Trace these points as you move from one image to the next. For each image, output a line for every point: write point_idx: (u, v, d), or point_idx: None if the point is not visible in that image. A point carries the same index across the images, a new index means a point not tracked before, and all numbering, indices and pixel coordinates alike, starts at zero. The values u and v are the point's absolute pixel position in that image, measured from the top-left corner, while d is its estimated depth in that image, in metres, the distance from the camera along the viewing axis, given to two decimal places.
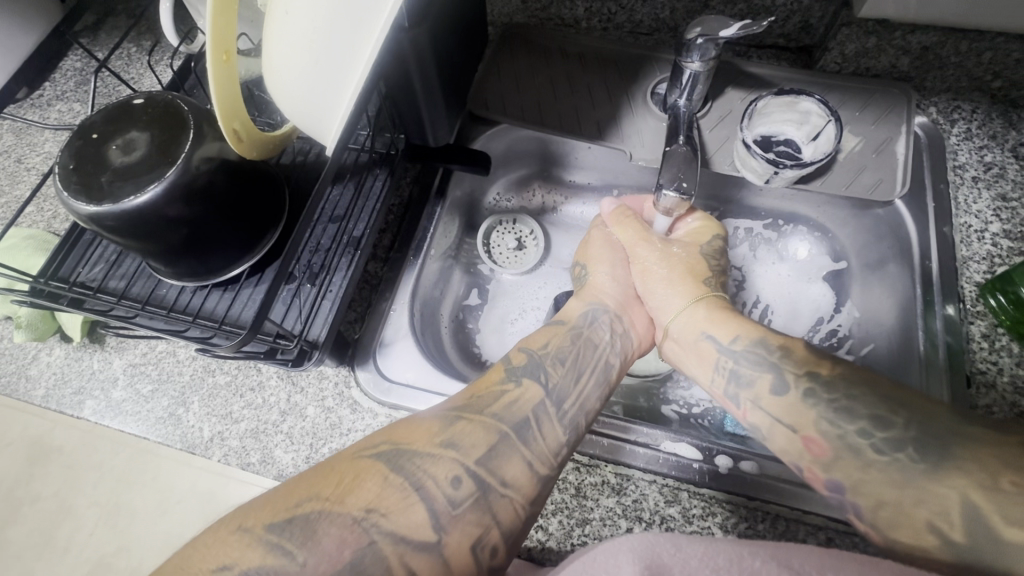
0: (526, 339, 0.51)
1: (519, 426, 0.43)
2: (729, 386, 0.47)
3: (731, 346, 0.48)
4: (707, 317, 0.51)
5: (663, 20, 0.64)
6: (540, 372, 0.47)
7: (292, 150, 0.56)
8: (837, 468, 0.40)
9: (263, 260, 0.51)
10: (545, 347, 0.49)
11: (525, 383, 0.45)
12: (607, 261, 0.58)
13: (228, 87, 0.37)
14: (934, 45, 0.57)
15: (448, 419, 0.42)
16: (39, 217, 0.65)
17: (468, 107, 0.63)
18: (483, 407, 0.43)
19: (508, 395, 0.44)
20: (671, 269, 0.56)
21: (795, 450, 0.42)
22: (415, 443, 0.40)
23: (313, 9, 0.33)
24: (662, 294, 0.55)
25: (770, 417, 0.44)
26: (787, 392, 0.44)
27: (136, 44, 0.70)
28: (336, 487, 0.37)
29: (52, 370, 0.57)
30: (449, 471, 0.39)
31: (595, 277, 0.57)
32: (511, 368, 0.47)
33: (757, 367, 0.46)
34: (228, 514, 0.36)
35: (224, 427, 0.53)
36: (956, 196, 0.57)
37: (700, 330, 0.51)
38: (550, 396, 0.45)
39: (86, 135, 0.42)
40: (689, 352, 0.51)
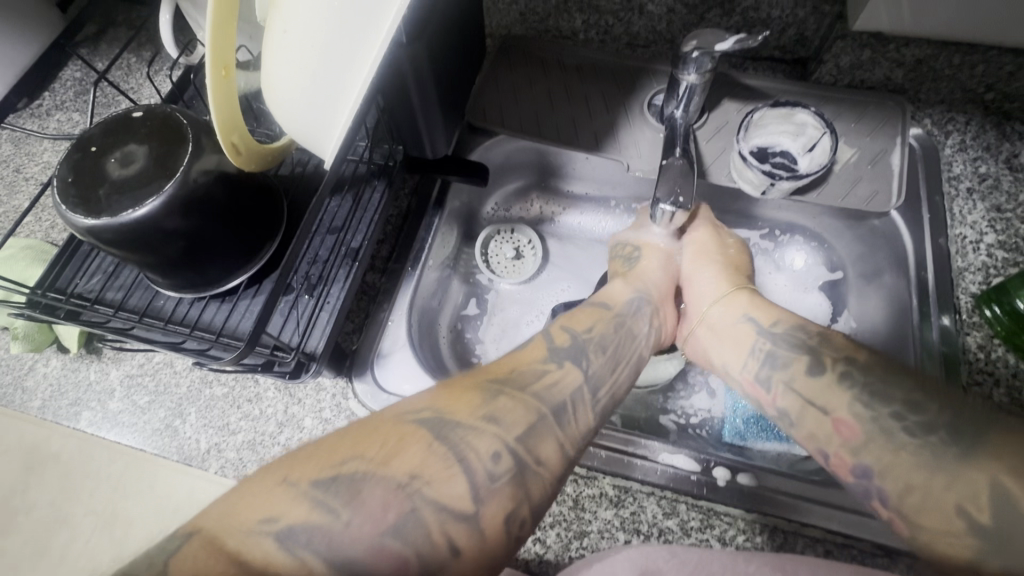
0: (570, 318, 0.50)
1: (558, 408, 0.41)
2: (763, 369, 0.49)
3: (771, 328, 0.50)
4: (748, 305, 0.54)
5: (660, 32, 0.64)
6: (582, 357, 0.46)
7: (290, 161, 0.56)
8: (865, 452, 0.40)
9: (261, 271, 0.51)
10: (589, 330, 0.49)
11: (565, 365, 0.44)
12: (654, 250, 0.61)
13: (228, 101, 0.37)
14: (928, 58, 0.57)
15: (488, 392, 0.40)
16: (38, 226, 0.65)
17: (467, 118, 0.63)
18: (524, 385, 0.41)
19: (548, 376, 0.43)
20: (717, 264, 0.59)
21: (824, 434, 0.43)
22: (459, 414, 0.37)
23: (312, 26, 0.33)
24: (707, 283, 0.58)
25: (802, 399, 0.45)
26: (823, 372, 0.45)
27: (136, 55, 0.71)
28: (378, 450, 0.34)
29: (49, 381, 0.57)
30: (490, 446, 0.36)
31: (640, 263, 0.60)
32: (554, 347, 0.46)
33: (793, 350, 0.48)
34: (264, 468, 0.33)
35: (222, 438, 0.53)
36: (951, 207, 0.58)
37: (741, 313, 0.53)
38: (587, 382, 0.44)
39: (85, 147, 0.43)
40: (725, 337, 0.53)
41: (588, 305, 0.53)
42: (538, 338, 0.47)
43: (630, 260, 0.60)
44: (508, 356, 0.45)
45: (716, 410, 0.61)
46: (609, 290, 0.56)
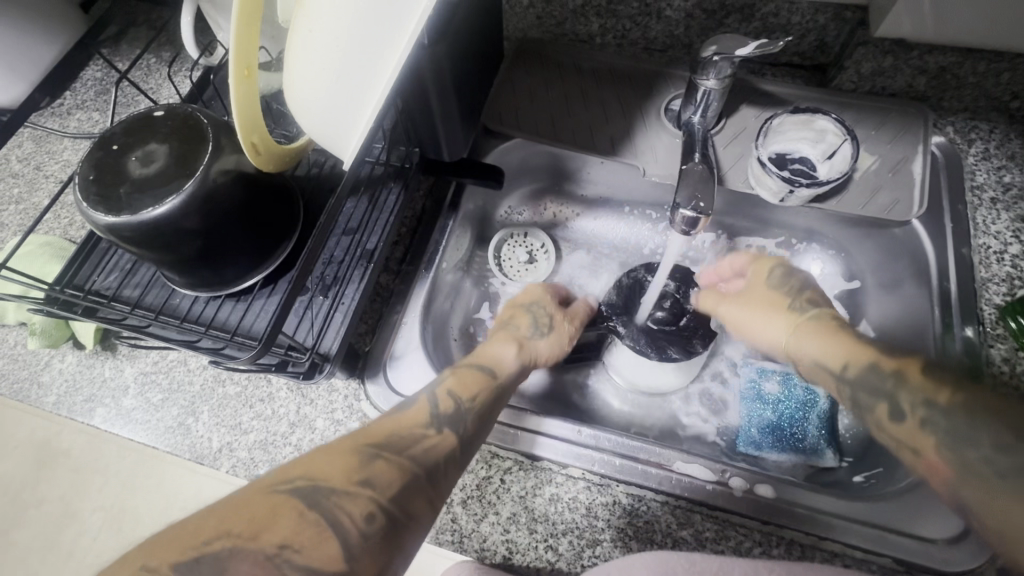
0: (459, 379, 0.48)
1: (431, 470, 0.41)
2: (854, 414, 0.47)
3: (844, 372, 0.47)
4: (814, 345, 0.51)
5: (678, 37, 0.64)
6: (464, 423, 0.44)
7: (307, 162, 0.56)
8: (967, 487, 0.37)
9: (276, 271, 0.51)
10: (475, 398, 0.47)
11: (444, 432, 0.43)
12: (554, 338, 0.57)
13: (250, 103, 0.37)
14: (951, 65, 0.57)
15: (366, 455, 0.39)
16: (56, 224, 0.66)
17: (483, 121, 0.63)
18: (399, 449, 0.41)
19: (426, 442, 0.42)
20: (750, 312, 0.56)
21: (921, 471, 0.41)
22: (333, 478, 0.37)
23: (337, 25, 0.33)
24: (762, 336, 0.56)
25: (895, 441, 0.43)
26: (905, 418, 0.42)
27: (156, 56, 0.72)
28: (248, 523, 0.33)
29: (64, 377, 0.57)
30: (364, 509, 0.36)
31: (538, 338, 0.56)
32: (436, 413, 0.44)
33: (873, 394, 0.45)
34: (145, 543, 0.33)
35: (233, 438, 0.53)
36: (974, 216, 0.57)
37: (811, 355, 0.51)
38: (462, 449, 0.44)
39: (107, 145, 0.43)
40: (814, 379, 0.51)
41: (476, 367, 0.50)
42: (423, 397, 0.45)
43: (534, 328, 0.56)
44: (389, 417, 0.44)
45: (729, 419, 0.60)
46: (499, 356, 0.52)
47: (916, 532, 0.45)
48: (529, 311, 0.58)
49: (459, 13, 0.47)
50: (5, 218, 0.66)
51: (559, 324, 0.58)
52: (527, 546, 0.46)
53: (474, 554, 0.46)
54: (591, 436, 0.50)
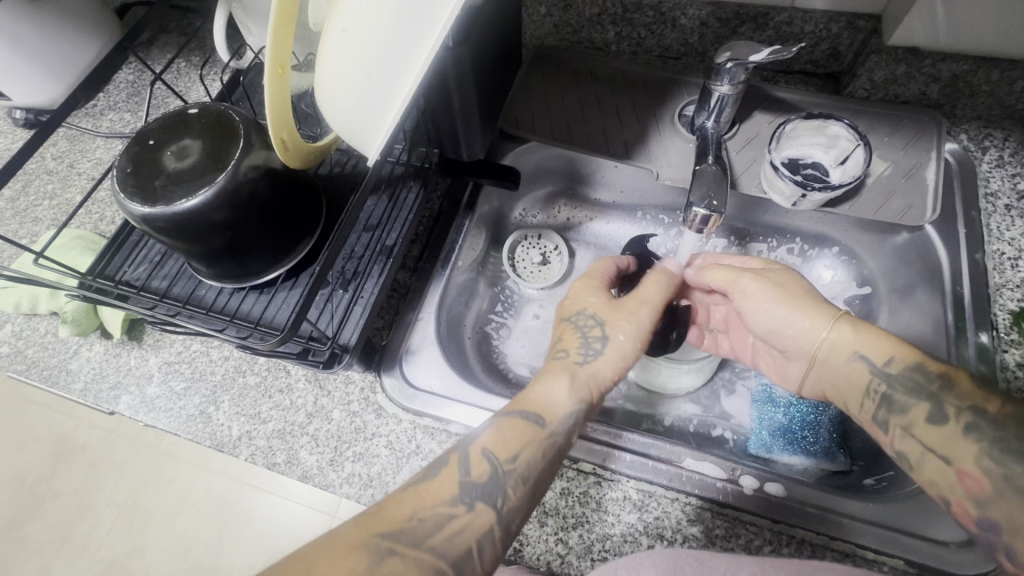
0: (496, 437, 0.43)
1: (458, 559, 0.38)
2: (880, 412, 0.45)
3: (886, 369, 0.45)
4: (854, 335, 0.47)
5: (692, 45, 0.65)
6: (499, 493, 0.41)
7: (330, 161, 0.58)
8: (996, 506, 0.38)
9: (298, 265, 0.52)
10: (513, 461, 0.42)
11: (477, 507, 0.40)
12: (616, 349, 0.49)
13: (282, 101, 0.39)
14: (965, 73, 0.57)
15: (377, 551, 0.37)
16: (88, 219, 0.68)
17: (500, 124, 0.65)
18: (419, 539, 0.38)
19: (454, 522, 0.39)
20: (783, 300, 0.51)
21: (947, 484, 0.41)
22: None
23: (368, 28, 0.35)
24: (791, 327, 0.50)
25: (923, 445, 0.43)
26: (945, 422, 0.41)
27: (187, 60, 0.75)
28: None
29: (91, 365, 0.59)
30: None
31: (595, 358, 0.48)
32: (467, 482, 0.41)
33: (914, 396, 0.43)
34: None
35: (253, 426, 0.55)
36: (988, 223, 0.57)
37: (852, 349, 0.47)
38: (500, 521, 0.40)
39: (144, 141, 0.45)
40: (843, 379, 0.48)
41: (516, 415, 0.44)
42: (455, 461, 0.42)
43: (588, 346, 0.49)
44: (412, 487, 0.41)
45: (743, 423, 0.60)
46: (548, 396, 0.46)
47: (926, 532, 0.45)
48: (575, 324, 0.51)
49: (481, 18, 0.49)
50: (39, 212, 0.69)
51: (615, 327, 0.50)
52: (538, 538, 0.47)
53: None
54: (603, 432, 0.51)
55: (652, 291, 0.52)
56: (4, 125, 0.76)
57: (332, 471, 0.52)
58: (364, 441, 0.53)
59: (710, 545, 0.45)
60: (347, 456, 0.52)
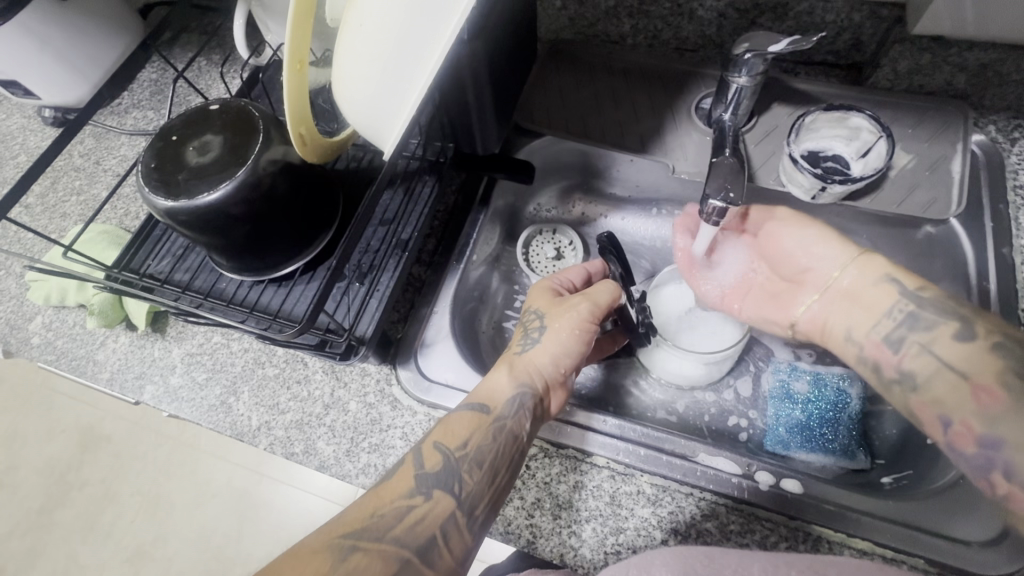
0: (443, 429, 0.45)
1: (422, 547, 0.39)
2: (897, 331, 0.46)
3: (917, 292, 0.46)
4: (885, 264, 0.49)
5: (710, 36, 0.64)
6: (454, 479, 0.42)
7: (347, 156, 0.59)
8: (1004, 422, 0.38)
9: (316, 258, 0.53)
10: (464, 447, 0.43)
11: (435, 495, 0.41)
12: (552, 339, 0.50)
13: (299, 93, 0.39)
14: (993, 62, 0.56)
15: (342, 550, 0.37)
16: (113, 214, 0.70)
17: (514, 118, 0.65)
18: (380, 532, 0.38)
19: (413, 513, 0.40)
20: (815, 228, 0.53)
21: (957, 399, 0.41)
22: None
23: (382, 24, 0.36)
24: (818, 249, 0.52)
25: (938, 363, 0.43)
26: (972, 340, 0.42)
27: (207, 58, 0.76)
28: None
29: (117, 356, 0.61)
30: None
31: (533, 348, 0.50)
32: (422, 474, 0.42)
33: (942, 315, 0.44)
34: None
35: (271, 417, 0.56)
36: (1017, 216, 0.55)
37: (882, 271, 0.48)
38: (462, 507, 0.41)
39: (167, 136, 0.46)
40: (862, 300, 0.49)
41: (464, 406, 0.46)
42: (409, 459, 0.43)
43: (527, 340, 0.51)
44: (375, 488, 0.42)
45: (761, 419, 0.60)
46: (492, 386, 0.48)
47: (947, 532, 0.44)
48: (523, 320, 0.53)
49: (497, 10, 0.49)
50: (67, 208, 0.71)
51: (555, 319, 0.51)
52: (551, 531, 0.47)
53: (499, 537, 0.47)
54: (617, 426, 0.51)
55: (601, 290, 0.53)
56: (35, 123, 0.79)
57: (349, 461, 0.53)
58: (379, 432, 0.54)
59: (726, 541, 0.45)
60: (364, 447, 0.53)
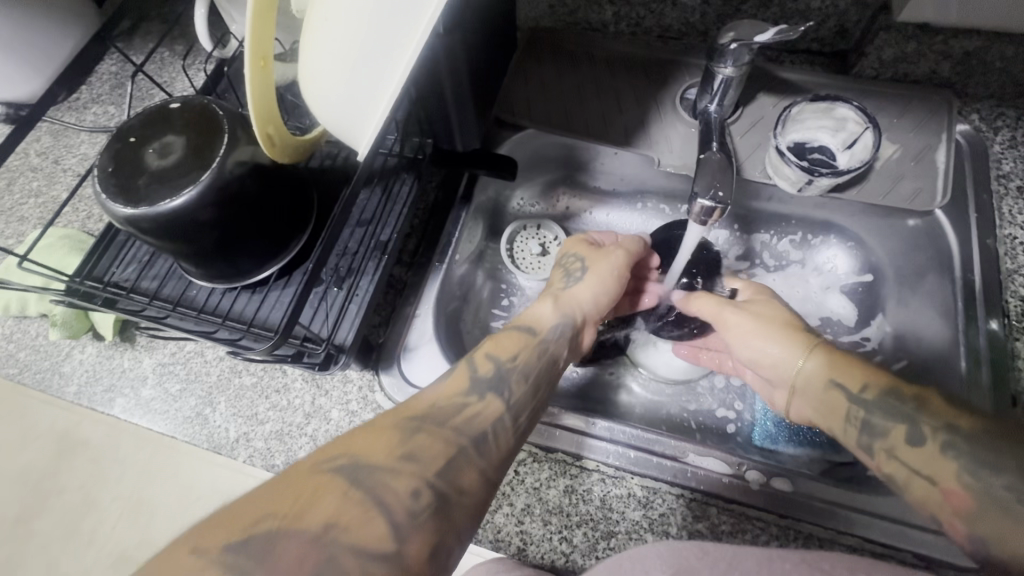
0: (491, 343, 0.46)
1: (478, 438, 0.38)
2: (862, 436, 0.43)
3: (861, 394, 0.44)
4: (834, 359, 0.47)
5: (693, 24, 0.63)
6: (505, 386, 0.42)
7: (321, 154, 0.56)
8: (983, 523, 0.36)
9: (291, 263, 0.51)
10: (513, 360, 0.45)
11: (488, 397, 0.41)
12: (597, 279, 0.52)
13: (264, 93, 0.37)
14: (978, 50, 0.55)
15: (406, 430, 0.37)
16: (75, 217, 0.66)
17: (495, 111, 0.63)
18: (441, 420, 0.38)
19: (468, 408, 0.40)
20: (755, 327, 0.51)
21: (933, 502, 0.39)
22: (375, 454, 0.35)
23: (349, 21, 0.33)
24: (765, 348, 0.50)
25: (908, 468, 0.41)
26: (923, 442, 0.40)
27: (170, 49, 0.72)
28: (292, 503, 0.31)
29: (84, 367, 0.58)
30: (410, 484, 0.34)
31: (576, 286, 0.52)
32: (476, 377, 0.42)
33: (891, 417, 0.42)
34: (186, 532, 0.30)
35: (250, 428, 0.54)
36: (1000, 206, 0.56)
37: (830, 374, 0.46)
38: (510, 412, 0.41)
39: (124, 138, 0.43)
40: (815, 399, 0.47)
41: (511, 327, 0.48)
42: (460, 366, 0.44)
43: (569, 278, 0.53)
44: (424, 390, 0.42)
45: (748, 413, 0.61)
46: (536, 312, 0.49)
47: None
48: (559, 264, 0.55)
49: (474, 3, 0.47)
50: (25, 211, 0.67)
51: (596, 261, 0.53)
52: (542, 537, 0.46)
53: (489, 545, 0.46)
54: (606, 428, 0.50)
55: (634, 242, 0.56)
56: None
57: None
58: None
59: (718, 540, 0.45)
60: None
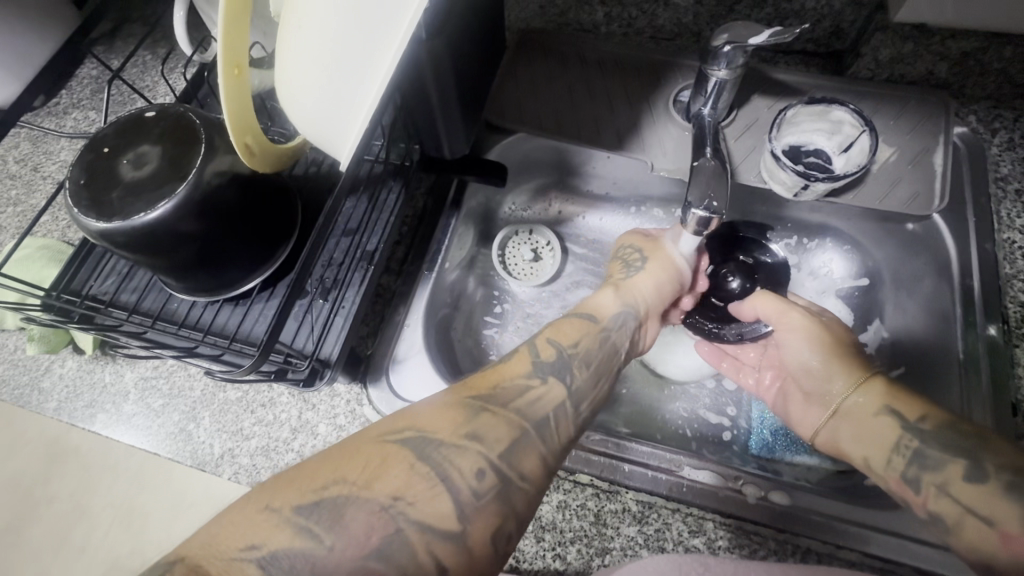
0: (556, 329, 0.47)
1: (541, 423, 0.39)
2: (909, 468, 0.43)
3: (918, 424, 0.44)
4: (885, 391, 0.47)
5: (686, 24, 0.62)
6: (567, 371, 0.43)
7: (305, 161, 0.55)
8: None
9: (275, 274, 0.50)
10: (575, 345, 0.46)
11: (550, 381, 0.42)
12: (657, 267, 0.53)
13: (239, 101, 0.35)
14: (975, 50, 0.54)
15: (471, 409, 0.38)
16: (55, 226, 0.64)
17: (485, 115, 0.61)
18: (505, 401, 0.39)
19: (532, 392, 0.41)
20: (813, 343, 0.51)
21: (984, 546, 0.37)
22: (441, 431, 0.36)
23: (324, 25, 0.32)
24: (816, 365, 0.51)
25: (959, 505, 0.40)
26: (984, 479, 0.39)
27: (152, 52, 0.70)
28: (363, 471, 0.33)
29: (64, 382, 0.57)
30: (474, 464, 0.35)
31: (637, 274, 0.53)
32: (539, 361, 0.43)
33: (948, 450, 0.42)
34: (259, 488, 0.32)
35: (235, 444, 0.53)
36: (998, 209, 0.55)
37: (882, 401, 0.47)
38: (571, 399, 0.42)
39: (98, 148, 0.42)
40: (864, 427, 0.46)
41: (574, 313, 0.49)
42: (522, 351, 0.44)
43: (631, 267, 0.54)
44: (488, 369, 0.43)
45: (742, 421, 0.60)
46: (597, 300, 0.51)
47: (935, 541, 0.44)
48: (619, 254, 0.56)
49: (459, 6, 0.46)
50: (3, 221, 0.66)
51: (653, 252, 0.55)
52: (535, 555, 0.45)
53: None
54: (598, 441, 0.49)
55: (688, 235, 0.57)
56: None
57: None
58: None
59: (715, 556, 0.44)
60: None
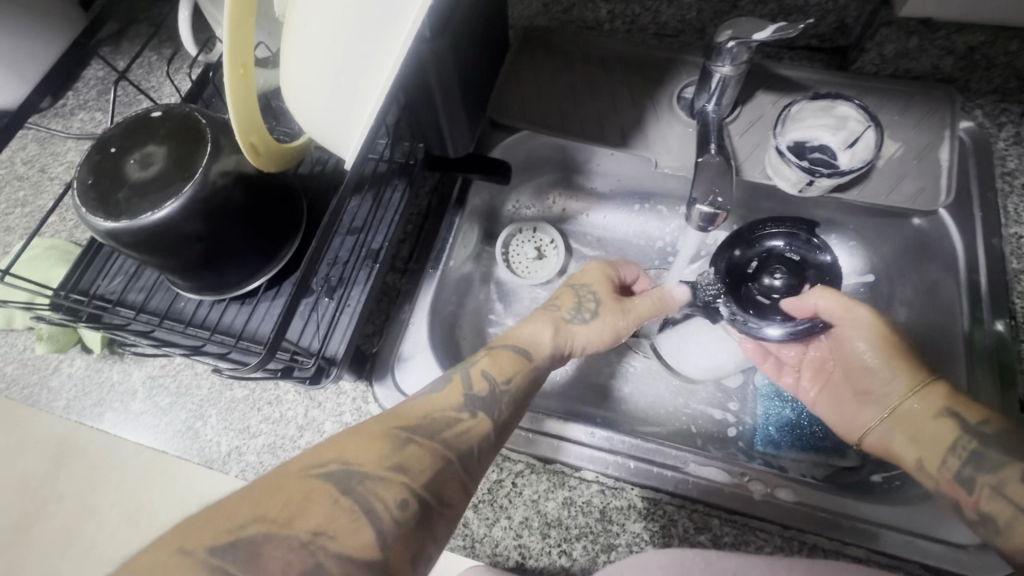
0: (491, 360, 0.46)
1: (465, 452, 0.40)
2: (964, 469, 0.43)
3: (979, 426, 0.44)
4: (946, 394, 0.46)
5: (690, 21, 0.62)
6: (494, 407, 0.43)
7: (310, 160, 0.55)
8: None
9: (281, 272, 0.50)
10: (507, 382, 0.45)
11: (479, 415, 0.42)
12: (597, 327, 0.53)
13: (244, 101, 0.36)
14: (982, 45, 0.54)
15: (396, 440, 0.38)
16: (62, 226, 0.65)
17: (489, 113, 0.62)
18: (432, 431, 0.39)
19: (459, 424, 0.41)
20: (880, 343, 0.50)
21: None
22: (367, 462, 0.35)
23: (329, 23, 0.32)
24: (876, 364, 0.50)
25: (1014, 507, 0.41)
26: None
27: (157, 53, 0.71)
28: (282, 507, 0.32)
29: (73, 381, 0.57)
30: (398, 494, 0.35)
31: (580, 325, 0.52)
32: (470, 395, 0.43)
33: (1008, 454, 0.42)
34: (172, 529, 0.31)
35: (242, 441, 0.53)
36: (1006, 205, 0.54)
37: (941, 404, 0.46)
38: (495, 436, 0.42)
39: (105, 148, 0.42)
40: (923, 432, 0.46)
41: (512, 346, 0.48)
42: (457, 378, 0.44)
43: (580, 313, 0.53)
44: (419, 397, 0.42)
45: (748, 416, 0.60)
46: (535, 335, 0.50)
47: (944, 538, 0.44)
48: (577, 292, 0.54)
49: (463, 5, 0.46)
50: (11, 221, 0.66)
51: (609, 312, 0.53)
52: (541, 551, 0.45)
53: (486, 560, 0.45)
54: (604, 438, 0.49)
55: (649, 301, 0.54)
56: None
57: None
58: None
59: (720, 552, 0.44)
60: None
